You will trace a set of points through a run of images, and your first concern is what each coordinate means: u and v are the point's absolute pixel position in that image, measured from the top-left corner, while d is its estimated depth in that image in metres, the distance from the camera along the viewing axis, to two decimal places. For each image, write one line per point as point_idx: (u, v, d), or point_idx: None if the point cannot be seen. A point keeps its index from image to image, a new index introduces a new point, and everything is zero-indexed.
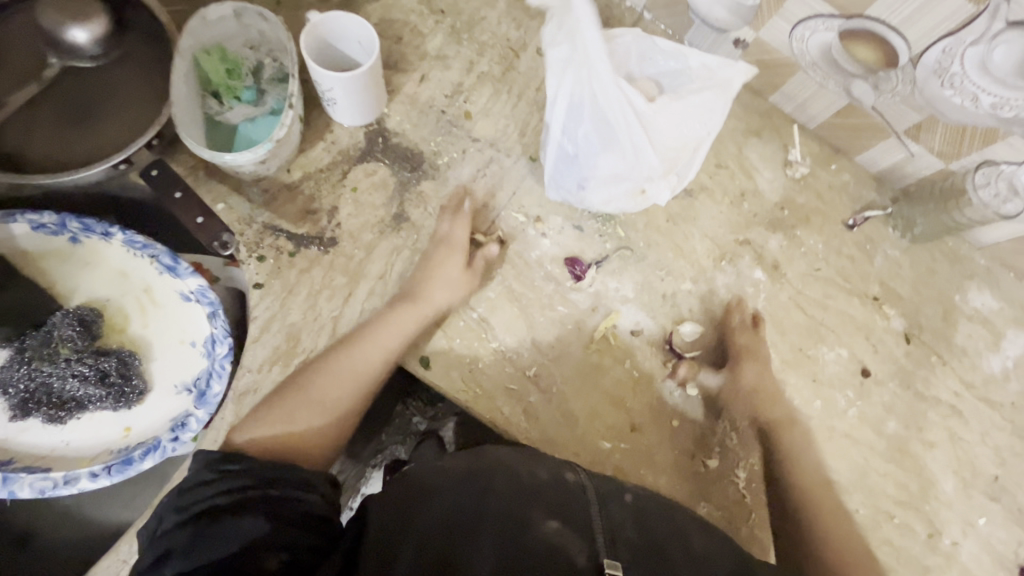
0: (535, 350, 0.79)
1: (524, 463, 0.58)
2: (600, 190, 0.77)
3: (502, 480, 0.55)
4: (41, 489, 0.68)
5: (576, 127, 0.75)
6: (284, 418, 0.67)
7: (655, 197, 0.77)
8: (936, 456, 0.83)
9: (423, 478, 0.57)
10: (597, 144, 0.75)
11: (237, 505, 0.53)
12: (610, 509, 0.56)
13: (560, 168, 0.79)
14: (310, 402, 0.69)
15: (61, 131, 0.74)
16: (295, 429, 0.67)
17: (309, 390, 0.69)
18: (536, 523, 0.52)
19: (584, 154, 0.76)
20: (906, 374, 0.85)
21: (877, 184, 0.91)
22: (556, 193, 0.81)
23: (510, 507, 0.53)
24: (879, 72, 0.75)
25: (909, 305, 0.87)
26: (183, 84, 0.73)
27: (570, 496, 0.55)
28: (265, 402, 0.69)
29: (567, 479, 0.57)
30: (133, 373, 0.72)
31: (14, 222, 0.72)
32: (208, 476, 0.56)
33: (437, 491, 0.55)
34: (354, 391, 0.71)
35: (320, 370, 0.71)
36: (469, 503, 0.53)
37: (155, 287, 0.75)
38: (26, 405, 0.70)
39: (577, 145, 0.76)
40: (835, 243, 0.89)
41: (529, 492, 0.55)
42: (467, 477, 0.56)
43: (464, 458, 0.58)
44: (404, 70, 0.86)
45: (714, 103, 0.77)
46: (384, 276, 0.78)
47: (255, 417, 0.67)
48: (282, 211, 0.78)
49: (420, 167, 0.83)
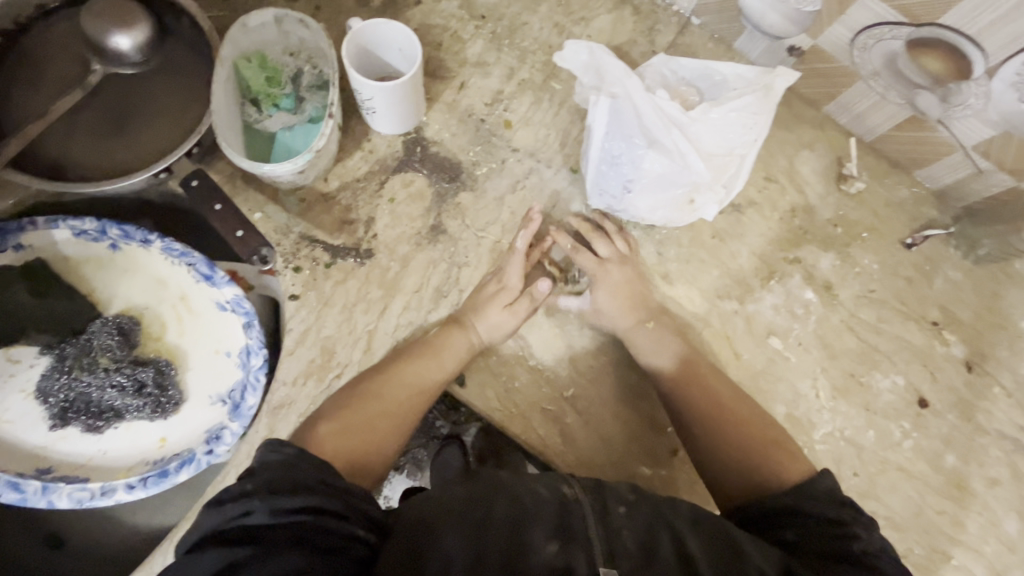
0: (572, 369, 0.76)
1: (519, 482, 0.54)
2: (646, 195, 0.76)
3: (501, 506, 0.51)
4: (79, 499, 0.69)
5: (621, 132, 0.74)
6: (363, 429, 0.64)
7: (702, 208, 0.78)
8: (999, 495, 0.78)
9: (418, 513, 0.52)
10: (641, 143, 0.73)
11: (301, 531, 0.47)
12: (610, 520, 0.52)
13: (603, 174, 0.77)
14: (383, 414, 0.66)
15: (102, 138, 0.75)
16: (372, 442, 0.64)
17: (384, 403, 0.67)
18: (536, 547, 0.48)
19: (629, 159, 0.75)
20: (967, 405, 0.80)
21: (938, 201, 0.85)
22: (600, 200, 0.79)
23: (506, 535, 0.49)
24: (950, 85, 0.69)
25: (971, 331, 0.82)
26: (224, 92, 0.73)
27: (566, 508, 0.52)
28: (342, 408, 0.65)
29: (564, 493, 0.54)
30: (170, 383, 0.72)
31: (56, 229, 0.72)
32: (285, 485, 0.49)
33: (435, 529, 0.49)
34: (421, 404, 0.69)
35: (386, 382, 0.69)
36: (470, 538, 0.48)
37: (192, 296, 0.75)
38: (65, 414, 0.71)
39: (622, 149, 0.75)
40: (891, 263, 0.84)
41: (528, 514, 0.51)
42: (465, 505, 0.51)
43: (461, 486, 0.54)
44: (443, 77, 0.84)
45: (757, 107, 0.75)
46: (420, 289, 0.76)
47: (328, 428, 0.63)
48: (319, 222, 0.77)
49: (458, 177, 0.80)
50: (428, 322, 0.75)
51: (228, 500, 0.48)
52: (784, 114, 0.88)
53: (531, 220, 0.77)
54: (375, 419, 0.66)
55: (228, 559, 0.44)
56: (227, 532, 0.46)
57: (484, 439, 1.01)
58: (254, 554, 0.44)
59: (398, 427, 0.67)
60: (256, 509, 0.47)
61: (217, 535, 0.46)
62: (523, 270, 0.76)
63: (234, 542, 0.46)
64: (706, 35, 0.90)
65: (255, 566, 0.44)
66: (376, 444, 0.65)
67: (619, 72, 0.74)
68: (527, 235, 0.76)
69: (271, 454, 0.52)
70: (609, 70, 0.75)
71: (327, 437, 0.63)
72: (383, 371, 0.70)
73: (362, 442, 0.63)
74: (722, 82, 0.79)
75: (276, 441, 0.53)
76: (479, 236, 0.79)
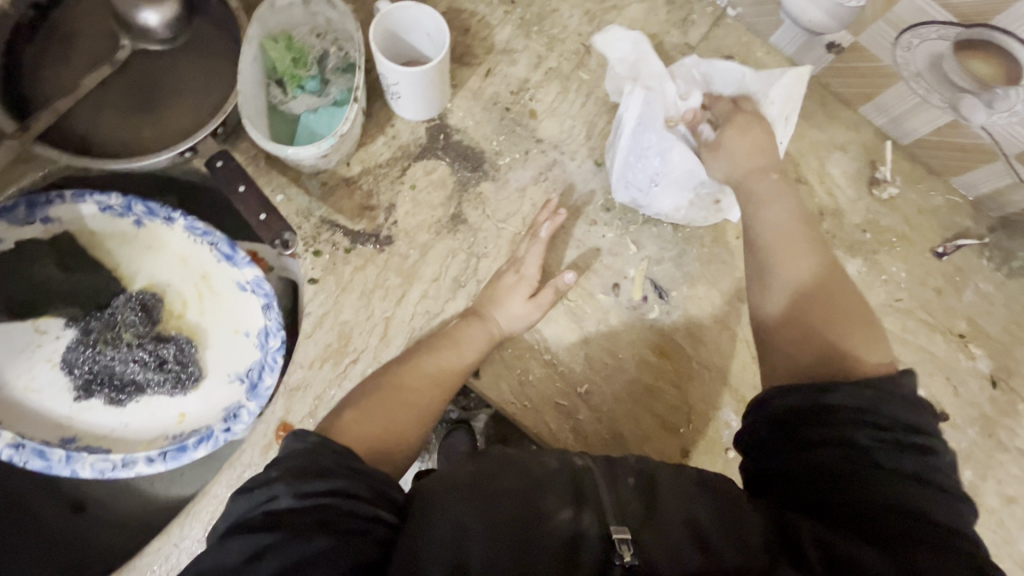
0: (587, 365, 0.76)
1: (530, 454, 0.54)
2: (673, 191, 0.74)
3: (512, 478, 0.51)
4: (101, 470, 0.69)
5: (651, 122, 0.73)
6: (385, 418, 0.63)
7: (731, 210, 0.77)
8: (1015, 513, 0.76)
9: (428, 488, 0.51)
10: (671, 137, 0.72)
11: (317, 522, 0.46)
12: (619, 490, 0.51)
13: (630, 166, 0.75)
14: (405, 404, 0.66)
15: (128, 114, 0.75)
16: (396, 430, 0.63)
17: (405, 393, 0.66)
18: (550, 514, 0.49)
19: (658, 151, 0.73)
20: (988, 422, 0.78)
21: (973, 211, 0.83)
22: (625, 193, 0.77)
23: (518, 506, 0.49)
24: (997, 89, 0.65)
25: (998, 346, 0.80)
26: (250, 72, 0.72)
27: (580, 480, 0.52)
28: (361, 398, 0.65)
29: (575, 464, 0.53)
30: (190, 360, 0.74)
31: (83, 203, 0.72)
32: (302, 471, 0.49)
33: (444, 503, 0.49)
34: (440, 397, 0.68)
35: (408, 370, 0.69)
36: (483, 509, 0.49)
37: (214, 275, 0.76)
38: (90, 386, 0.73)
39: (652, 139, 0.73)
40: (920, 273, 0.82)
41: (539, 482, 0.51)
42: (474, 481, 0.51)
43: (469, 461, 0.54)
44: (469, 64, 0.83)
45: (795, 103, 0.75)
46: (438, 278, 0.76)
47: (352, 411, 0.63)
48: (340, 206, 0.76)
49: (480, 167, 0.80)
50: (444, 312, 0.75)
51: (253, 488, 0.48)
52: (818, 113, 0.86)
53: (548, 205, 0.77)
54: (398, 410, 0.65)
55: (254, 546, 0.45)
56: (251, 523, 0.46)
57: (493, 424, 1.04)
58: (279, 539, 0.45)
59: (421, 418, 0.66)
60: (281, 494, 0.47)
61: (242, 522, 0.47)
62: (541, 260, 0.76)
63: (258, 527, 0.46)
64: (741, 28, 0.87)
65: (281, 551, 0.44)
66: (399, 434, 0.63)
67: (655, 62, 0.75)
68: (550, 226, 0.75)
69: (297, 442, 0.52)
70: (644, 59, 0.76)
71: (347, 424, 0.61)
72: (403, 360, 0.70)
73: (385, 431, 0.62)
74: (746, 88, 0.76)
75: (294, 431, 0.52)
76: (499, 227, 0.78)
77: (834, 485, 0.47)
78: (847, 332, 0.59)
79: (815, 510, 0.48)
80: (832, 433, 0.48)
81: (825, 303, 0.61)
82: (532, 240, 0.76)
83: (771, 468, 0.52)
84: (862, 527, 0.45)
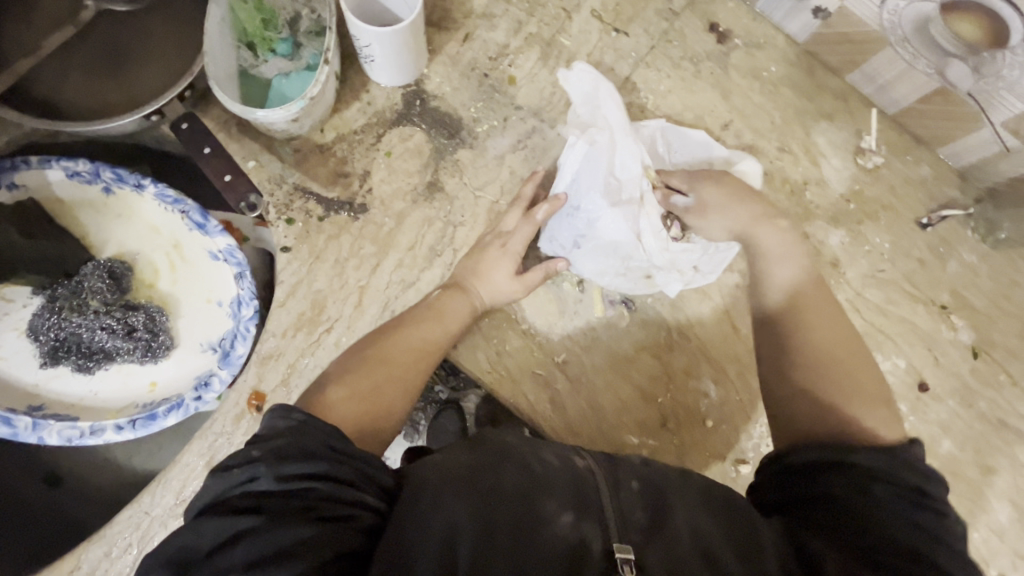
0: (564, 336, 0.75)
1: (529, 449, 0.53)
2: (594, 257, 0.72)
3: (511, 474, 0.49)
4: (68, 437, 0.70)
5: (588, 184, 0.69)
6: (372, 393, 0.62)
7: (664, 284, 0.74)
8: (994, 483, 0.76)
9: (422, 479, 0.49)
10: (604, 202, 0.68)
11: (300, 508, 0.44)
12: (621, 495, 0.50)
13: (557, 222, 0.73)
14: (392, 376, 0.64)
15: (94, 76, 0.74)
16: (382, 405, 0.62)
17: (390, 367, 0.65)
18: (551, 518, 0.47)
19: (587, 216, 0.69)
20: (969, 392, 0.78)
21: (960, 181, 0.81)
22: (550, 245, 0.75)
23: (517, 506, 0.47)
24: (984, 53, 0.64)
25: (981, 318, 0.79)
26: (218, 34, 0.70)
27: (579, 480, 0.50)
28: (347, 373, 0.64)
29: (577, 465, 0.52)
30: (160, 329, 0.73)
31: (49, 168, 0.71)
32: (287, 453, 0.46)
33: (437, 496, 0.47)
34: (424, 367, 0.67)
35: (389, 342, 0.67)
36: (479, 505, 0.47)
37: (185, 244, 0.75)
38: (56, 353, 0.72)
39: (584, 202, 0.69)
40: (904, 244, 0.81)
41: (541, 483, 0.49)
42: (471, 473, 0.49)
43: (467, 452, 0.52)
44: (447, 28, 0.80)
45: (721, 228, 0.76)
46: (414, 247, 0.75)
47: (343, 385, 0.62)
48: (313, 173, 0.75)
49: (458, 134, 0.78)
50: (420, 281, 0.74)
51: (234, 467, 0.46)
52: (804, 80, 0.83)
53: (534, 177, 0.74)
54: (384, 384, 0.63)
55: (232, 529, 0.42)
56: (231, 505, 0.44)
57: (483, 405, 1.04)
58: (258, 522, 0.42)
59: (407, 392, 0.65)
60: (262, 475, 0.45)
61: (221, 500, 0.44)
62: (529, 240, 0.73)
63: (238, 510, 0.44)
64: None
65: (261, 535, 0.42)
66: (386, 410, 0.62)
67: (617, 123, 0.70)
68: (548, 209, 0.70)
69: (280, 421, 0.50)
70: (605, 118, 0.71)
71: (335, 401, 0.60)
72: (386, 335, 0.68)
73: (371, 407, 0.61)
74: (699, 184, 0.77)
75: (279, 405, 0.50)
76: (476, 195, 0.77)
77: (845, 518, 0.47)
78: (861, 404, 0.58)
79: (828, 534, 0.47)
80: (844, 474, 0.50)
81: (835, 361, 0.61)
82: (524, 217, 0.72)
83: (787, 496, 0.52)
84: (869, 560, 0.44)
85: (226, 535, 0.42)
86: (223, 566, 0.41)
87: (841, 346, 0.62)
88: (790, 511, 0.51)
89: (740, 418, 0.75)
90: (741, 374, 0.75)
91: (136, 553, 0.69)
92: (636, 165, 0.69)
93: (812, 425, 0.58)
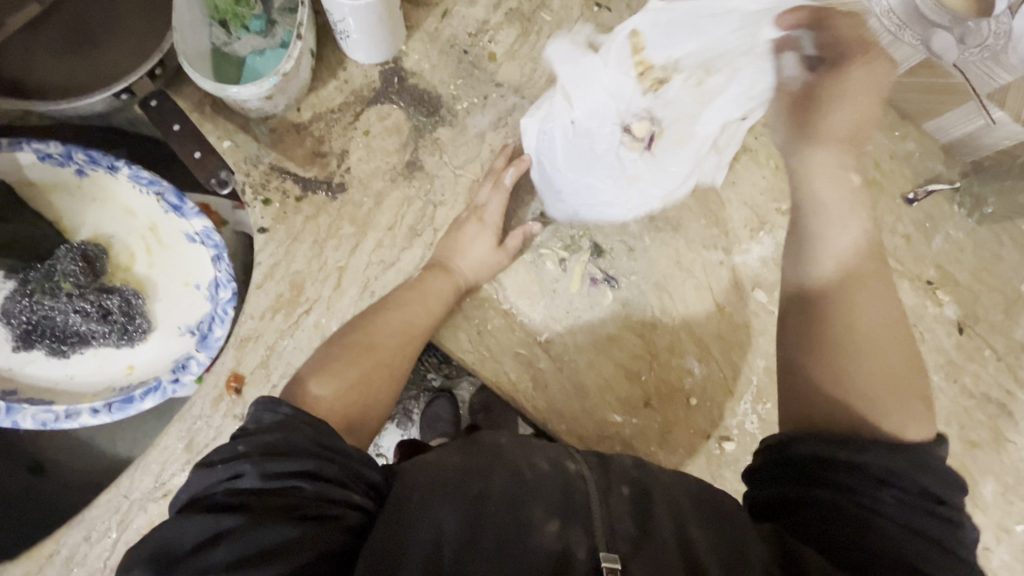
0: (546, 316, 0.74)
1: (521, 453, 0.52)
2: (597, 201, 0.73)
3: (500, 479, 0.49)
4: (44, 421, 0.69)
5: (563, 138, 0.69)
6: (360, 382, 0.62)
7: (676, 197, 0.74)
8: (977, 457, 0.75)
9: (412, 480, 0.49)
10: (581, 155, 0.70)
11: (285, 508, 0.43)
12: (611, 502, 0.49)
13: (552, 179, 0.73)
14: (377, 362, 0.64)
15: (65, 54, 0.74)
16: (370, 394, 0.62)
17: (376, 352, 0.65)
18: (537, 526, 0.46)
19: (576, 165, 0.71)
20: (954, 368, 0.76)
21: (946, 155, 0.79)
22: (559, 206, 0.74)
23: (506, 513, 0.47)
24: (970, 22, 0.61)
25: (967, 293, 0.77)
26: (187, 10, 0.69)
27: (568, 486, 0.50)
28: (334, 362, 0.63)
29: (568, 470, 0.51)
30: (137, 312, 0.72)
31: (20, 151, 0.69)
32: (273, 448, 0.45)
33: (425, 501, 0.47)
34: (409, 352, 0.67)
35: (373, 329, 0.66)
36: (468, 510, 0.46)
37: (162, 227, 0.74)
38: (29, 337, 0.71)
39: (565, 155, 0.70)
40: (889, 220, 0.79)
41: (529, 489, 0.48)
42: (461, 477, 0.49)
43: (459, 454, 0.52)
44: (424, 3, 0.78)
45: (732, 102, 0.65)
46: (394, 227, 0.74)
47: (330, 371, 0.62)
48: (290, 153, 0.74)
49: (437, 112, 0.77)
50: (400, 261, 0.73)
51: (220, 463, 0.45)
52: None
53: (506, 151, 0.74)
54: (372, 370, 0.63)
55: (214, 528, 0.41)
56: (216, 502, 0.43)
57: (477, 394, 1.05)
58: (243, 521, 0.42)
59: (392, 378, 0.65)
60: (247, 472, 0.44)
61: (207, 496, 0.44)
62: (503, 210, 0.74)
63: (221, 507, 0.43)
64: None
65: (244, 535, 0.41)
66: (373, 399, 0.63)
67: (569, 71, 0.66)
68: (515, 171, 0.73)
69: (266, 415, 0.48)
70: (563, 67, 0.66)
71: (322, 393, 0.60)
72: (370, 322, 0.67)
73: (359, 398, 0.61)
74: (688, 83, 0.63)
75: (264, 398, 0.49)
76: (457, 174, 0.76)
77: (843, 527, 0.45)
78: (889, 400, 0.51)
79: (817, 540, 0.45)
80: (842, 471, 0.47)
81: (872, 344, 0.54)
82: (495, 186, 0.74)
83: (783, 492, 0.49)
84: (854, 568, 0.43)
85: (208, 534, 0.41)
86: (205, 566, 0.40)
87: (886, 328, 0.55)
88: (778, 513, 0.49)
89: (724, 395, 0.74)
90: (726, 351, 0.75)
91: (115, 537, 0.68)
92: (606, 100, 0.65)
93: (816, 394, 0.55)
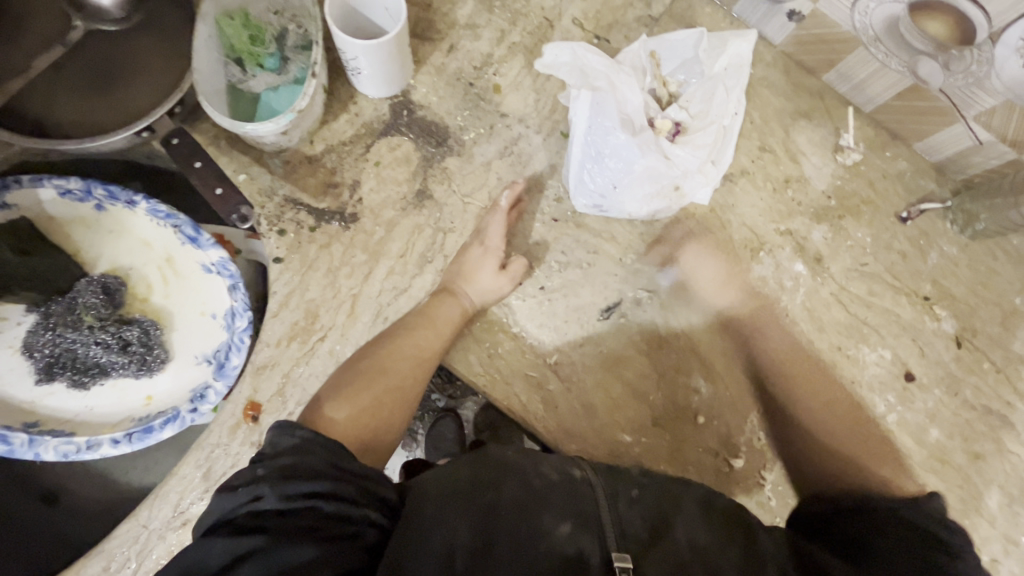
0: (556, 339, 0.76)
1: (529, 462, 0.54)
2: (633, 194, 0.71)
3: (511, 488, 0.51)
4: (64, 453, 0.70)
5: (603, 129, 0.68)
6: (373, 405, 0.64)
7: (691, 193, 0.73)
8: (982, 469, 0.77)
9: (422, 492, 0.50)
10: (625, 149, 0.68)
11: (303, 529, 0.44)
12: (621, 507, 0.51)
13: (588, 172, 0.72)
14: (388, 386, 0.66)
15: (86, 94, 0.77)
16: (382, 418, 0.64)
17: (389, 376, 0.67)
18: (548, 531, 0.48)
19: (616, 158, 0.69)
20: (954, 381, 0.78)
21: (937, 174, 0.81)
22: (585, 198, 0.74)
23: (516, 521, 0.48)
24: (952, 50, 0.64)
25: (963, 307, 0.79)
26: (205, 50, 0.71)
27: (576, 491, 0.52)
28: (347, 387, 0.65)
29: (575, 476, 0.53)
30: (154, 343, 0.74)
31: (41, 187, 0.71)
32: (290, 470, 0.46)
33: (438, 512, 0.48)
34: (421, 376, 0.69)
35: (386, 352, 0.69)
36: (477, 522, 0.48)
37: (178, 258, 0.76)
38: (51, 369, 0.73)
39: (606, 148, 0.69)
40: (884, 237, 0.80)
41: (540, 496, 0.50)
42: (472, 488, 0.50)
43: (469, 465, 0.53)
44: (430, 39, 0.82)
45: (732, 83, 0.71)
46: (405, 254, 0.76)
47: (343, 395, 0.64)
48: (303, 184, 0.76)
49: (445, 142, 0.79)
50: (411, 288, 0.75)
51: (240, 485, 0.46)
52: (781, 81, 0.83)
53: (514, 186, 0.77)
54: (384, 396, 0.65)
55: (240, 548, 0.43)
56: (237, 525, 0.44)
57: (480, 413, 1.05)
58: (266, 542, 0.43)
59: (405, 402, 0.67)
60: (267, 494, 0.45)
61: (230, 520, 0.44)
62: (503, 230, 0.76)
63: (243, 529, 0.44)
64: None
65: (266, 556, 0.42)
66: (386, 422, 0.65)
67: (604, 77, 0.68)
68: (510, 194, 0.76)
69: (283, 438, 0.50)
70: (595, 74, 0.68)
71: (337, 417, 0.62)
72: (381, 345, 0.69)
73: (371, 420, 0.63)
74: (705, 78, 0.72)
75: (279, 421, 0.50)
76: (465, 202, 0.78)
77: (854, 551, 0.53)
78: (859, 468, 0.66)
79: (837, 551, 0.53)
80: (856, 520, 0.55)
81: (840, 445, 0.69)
82: (493, 209, 0.76)
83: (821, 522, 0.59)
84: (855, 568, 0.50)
85: (233, 556, 0.42)
86: None
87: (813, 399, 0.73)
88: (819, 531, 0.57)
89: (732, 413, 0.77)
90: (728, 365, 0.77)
91: (134, 567, 0.69)
92: (636, 96, 0.69)
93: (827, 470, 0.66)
